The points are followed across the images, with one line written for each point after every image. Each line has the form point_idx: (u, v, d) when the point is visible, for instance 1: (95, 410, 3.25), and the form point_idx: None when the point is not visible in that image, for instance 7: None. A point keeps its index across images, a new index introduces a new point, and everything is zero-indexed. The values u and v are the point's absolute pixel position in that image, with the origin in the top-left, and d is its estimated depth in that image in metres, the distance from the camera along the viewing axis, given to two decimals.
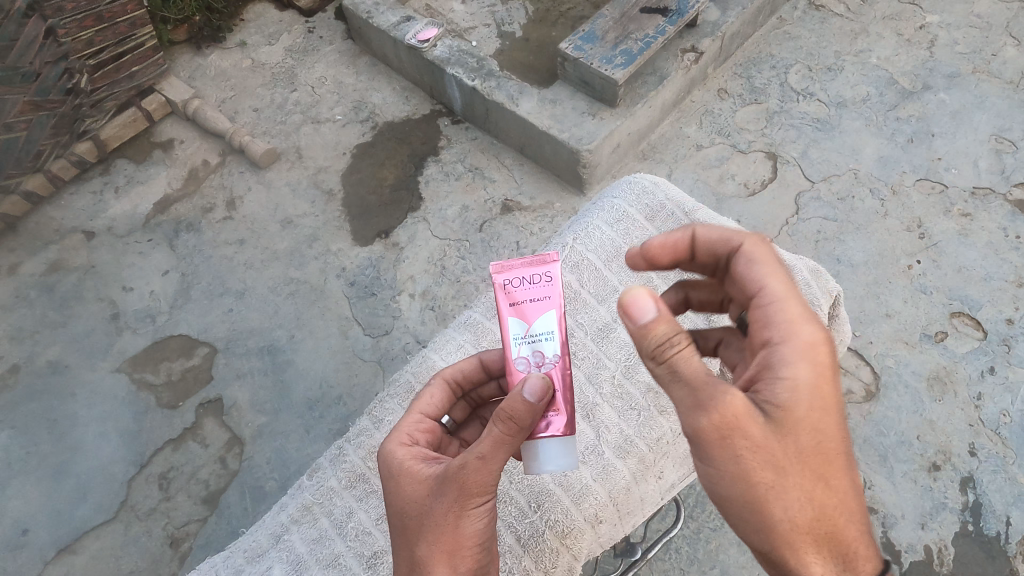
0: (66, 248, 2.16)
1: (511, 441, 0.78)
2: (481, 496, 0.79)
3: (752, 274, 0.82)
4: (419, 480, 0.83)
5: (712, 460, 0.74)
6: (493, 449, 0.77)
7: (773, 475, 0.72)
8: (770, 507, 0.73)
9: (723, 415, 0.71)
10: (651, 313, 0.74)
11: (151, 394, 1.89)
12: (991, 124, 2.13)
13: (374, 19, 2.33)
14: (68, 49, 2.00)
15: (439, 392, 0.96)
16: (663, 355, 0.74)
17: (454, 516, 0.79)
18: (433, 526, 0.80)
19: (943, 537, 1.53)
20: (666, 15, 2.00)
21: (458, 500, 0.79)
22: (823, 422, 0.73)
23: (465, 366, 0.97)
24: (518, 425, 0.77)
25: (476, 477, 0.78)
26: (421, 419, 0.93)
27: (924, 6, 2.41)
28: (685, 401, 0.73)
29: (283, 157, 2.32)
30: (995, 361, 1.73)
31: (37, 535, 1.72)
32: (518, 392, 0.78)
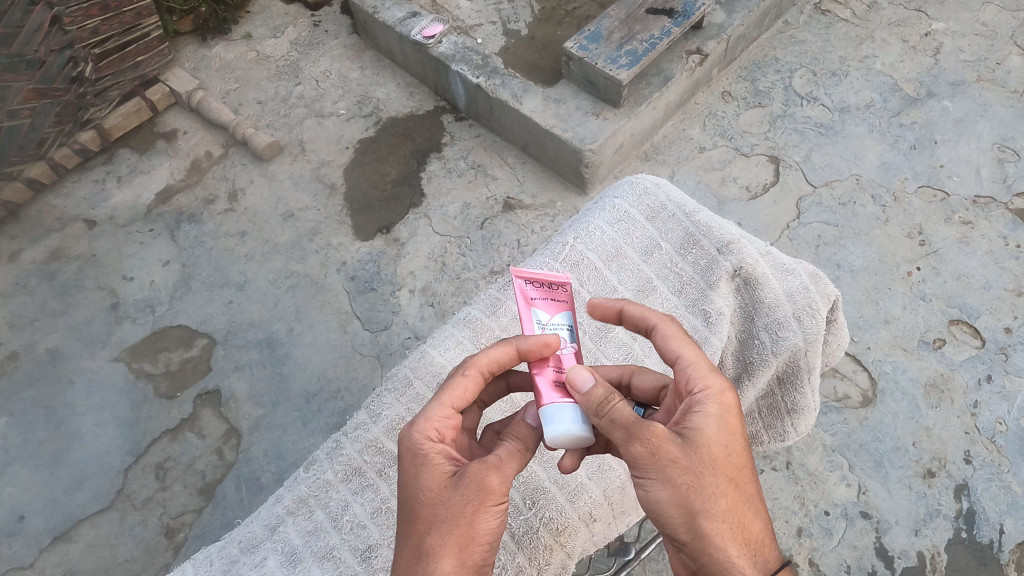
0: (67, 236, 2.16)
1: (522, 456, 0.87)
2: (499, 499, 0.83)
3: (669, 349, 0.90)
4: (440, 474, 0.84)
5: (648, 477, 0.81)
6: (511, 458, 0.85)
7: (690, 490, 0.80)
8: (695, 512, 0.80)
9: (649, 441, 0.81)
10: (588, 386, 0.82)
11: (149, 384, 1.89)
12: (994, 133, 2.13)
13: (380, 14, 2.33)
14: (73, 38, 2.00)
15: (472, 383, 0.90)
16: (604, 411, 0.80)
17: (471, 513, 0.81)
18: (449, 516, 0.81)
19: (936, 544, 1.53)
20: (672, 16, 2.00)
21: (479, 495, 0.82)
22: (730, 439, 0.84)
23: (502, 357, 0.88)
24: (526, 446, 0.87)
25: (497, 480, 0.83)
26: (448, 414, 0.89)
27: (930, 13, 2.41)
28: (620, 437, 0.81)
29: (286, 150, 2.32)
30: (992, 369, 1.73)
31: (33, 522, 1.72)
32: (522, 418, 0.89)
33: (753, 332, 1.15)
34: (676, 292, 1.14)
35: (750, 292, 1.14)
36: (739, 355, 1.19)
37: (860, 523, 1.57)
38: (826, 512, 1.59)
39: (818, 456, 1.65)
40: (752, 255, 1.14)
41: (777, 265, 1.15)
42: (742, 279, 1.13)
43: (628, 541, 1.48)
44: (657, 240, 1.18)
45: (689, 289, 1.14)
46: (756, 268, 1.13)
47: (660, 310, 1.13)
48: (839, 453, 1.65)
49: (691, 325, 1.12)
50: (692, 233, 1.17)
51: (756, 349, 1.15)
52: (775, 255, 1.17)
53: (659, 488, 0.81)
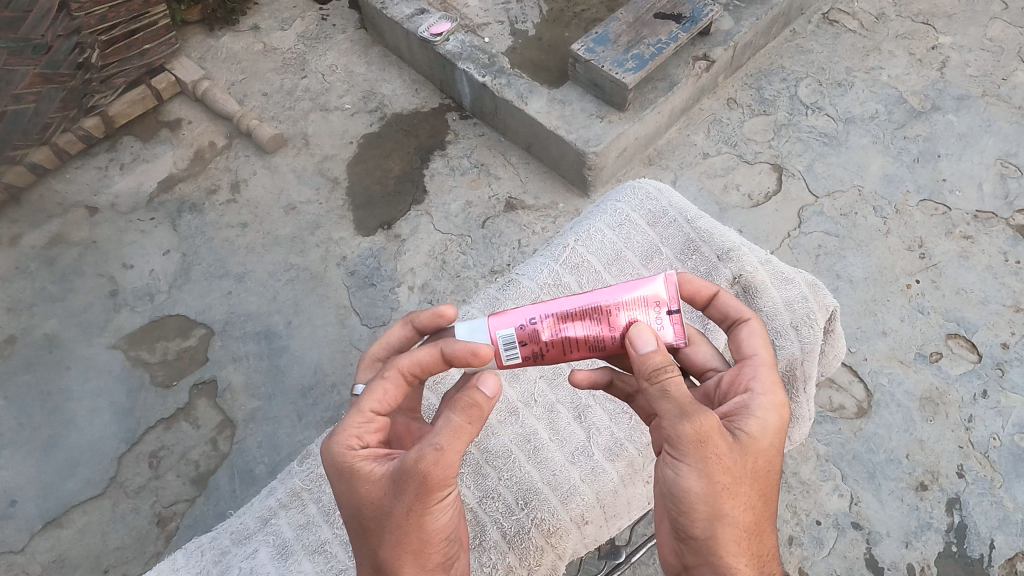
0: (68, 222, 2.16)
1: (468, 431, 0.81)
2: (442, 488, 0.81)
3: (698, 358, 0.97)
4: (375, 481, 0.84)
5: (686, 462, 0.80)
6: (452, 440, 0.79)
7: (726, 488, 0.80)
8: (723, 510, 0.81)
9: (703, 433, 0.78)
10: (648, 348, 0.80)
11: (145, 372, 1.89)
12: (998, 148, 2.13)
13: (388, 10, 2.33)
14: (81, 24, 1.99)
15: (394, 386, 0.88)
16: (659, 376, 0.78)
17: (419, 515, 0.81)
18: (394, 526, 0.82)
19: (927, 557, 1.54)
20: (679, 22, 2.00)
21: (418, 497, 0.80)
22: (772, 456, 0.85)
23: (422, 356, 0.87)
24: (475, 414, 0.80)
25: (438, 474, 0.80)
26: (369, 418, 0.88)
27: (938, 27, 2.41)
28: (671, 414, 0.79)
29: (290, 143, 2.32)
30: (988, 384, 1.73)
31: (25, 507, 1.72)
32: (476, 386, 0.80)
33: None
34: None
35: (748, 299, 1.14)
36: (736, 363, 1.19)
37: (851, 533, 1.57)
38: (818, 522, 1.59)
39: (811, 465, 1.66)
40: (752, 264, 1.14)
41: (776, 274, 1.16)
42: (742, 286, 1.14)
43: (618, 544, 1.48)
44: (658, 245, 1.18)
45: None
46: (755, 276, 1.13)
47: None
48: (833, 464, 1.65)
49: None
50: (693, 239, 1.17)
51: None
52: (775, 265, 1.17)
53: (693, 477, 0.80)
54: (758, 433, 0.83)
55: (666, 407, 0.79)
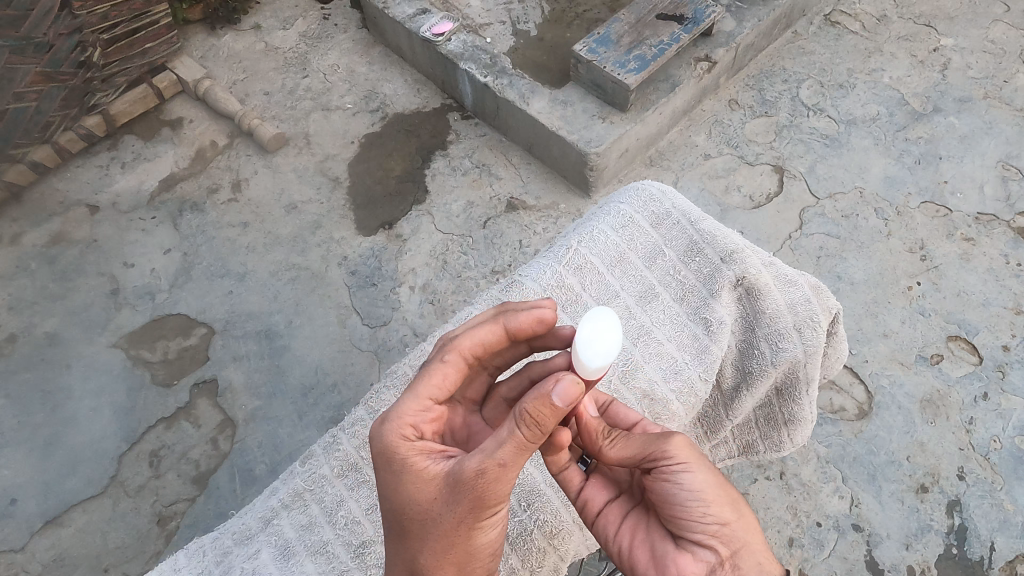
0: (69, 221, 2.16)
1: (530, 448, 0.79)
2: (496, 505, 0.81)
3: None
4: (429, 485, 0.83)
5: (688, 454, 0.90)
6: (515, 456, 0.78)
7: (722, 476, 0.91)
8: (731, 491, 0.90)
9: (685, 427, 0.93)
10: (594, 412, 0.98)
11: (146, 371, 1.89)
12: (1000, 150, 2.13)
13: (390, 9, 2.33)
14: (83, 23, 1.99)
15: (454, 367, 0.92)
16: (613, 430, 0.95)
17: (469, 528, 0.82)
18: (438, 534, 0.82)
19: (927, 559, 1.54)
20: (682, 23, 2.00)
21: (472, 510, 0.80)
22: None
23: (479, 333, 0.93)
24: (540, 432, 0.79)
25: (496, 489, 0.79)
26: (428, 405, 0.90)
27: (940, 29, 2.41)
28: (650, 436, 0.90)
29: (292, 143, 2.32)
30: (989, 387, 1.74)
31: (25, 505, 1.72)
32: (547, 394, 0.78)
33: (752, 342, 1.15)
34: (678, 299, 1.15)
35: (751, 302, 1.14)
36: (738, 365, 1.19)
37: (851, 535, 1.57)
38: (818, 524, 1.59)
39: (812, 467, 1.66)
40: (756, 266, 1.14)
41: (779, 276, 1.16)
42: (745, 288, 1.13)
43: None
44: (661, 246, 1.18)
45: (692, 297, 1.14)
46: (759, 278, 1.13)
47: (661, 317, 1.13)
48: (833, 465, 1.65)
49: (692, 332, 1.12)
50: (696, 241, 1.17)
51: (755, 359, 1.15)
52: (778, 267, 1.17)
53: (700, 472, 0.88)
54: None
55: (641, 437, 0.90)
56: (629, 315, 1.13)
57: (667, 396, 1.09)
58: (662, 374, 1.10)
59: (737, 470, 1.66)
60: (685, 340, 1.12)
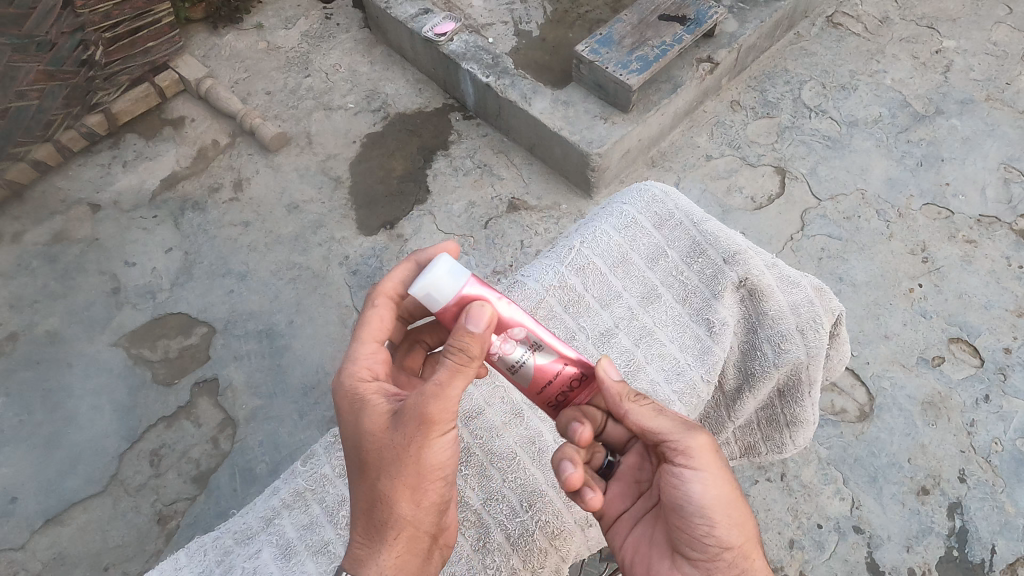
0: (71, 219, 2.16)
1: (465, 370, 0.84)
2: (443, 424, 0.84)
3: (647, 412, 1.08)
4: (378, 413, 0.87)
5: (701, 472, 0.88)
6: (450, 375, 0.83)
7: (738, 494, 0.91)
8: (741, 513, 0.90)
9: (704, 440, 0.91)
10: (617, 375, 0.94)
11: (147, 370, 1.89)
12: (1002, 152, 2.13)
13: (392, 9, 2.33)
14: (85, 21, 1.98)
15: (386, 311, 0.99)
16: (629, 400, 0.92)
17: (416, 449, 0.84)
18: (392, 459, 0.84)
19: (928, 561, 1.54)
20: (684, 24, 2.00)
21: (419, 430, 0.83)
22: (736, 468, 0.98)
23: (402, 276, 1.01)
24: (469, 354, 0.84)
25: (438, 407, 0.83)
26: (376, 348, 0.96)
27: (942, 31, 2.41)
28: (677, 425, 0.90)
29: (293, 142, 2.32)
30: (990, 389, 1.73)
31: (25, 504, 1.72)
32: (463, 324, 0.85)
33: (755, 344, 1.15)
34: (680, 300, 1.15)
35: (754, 303, 1.14)
36: (741, 366, 1.19)
37: (852, 537, 1.57)
38: (819, 526, 1.59)
39: (813, 468, 1.65)
40: (759, 267, 1.14)
41: (782, 278, 1.16)
42: (748, 290, 1.13)
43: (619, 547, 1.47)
44: (663, 247, 1.18)
45: (694, 298, 1.14)
46: (762, 280, 1.13)
47: (664, 318, 1.14)
48: (834, 467, 1.65)
49: (694, 334, 1.12)
50: (699, 242, 1.16)
51: (758, 360, 1.15)
52: (781, 268, 1.17)
53: (714, 483, 0.88)
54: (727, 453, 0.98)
55: (668, 421, 0.91)
56: (631, 316, 1.13)
57: (670, 398, 1.08)
58: (665, 376, 1.10)
59: (738, 472, 1.65)
60: (687, 342, 1.12)
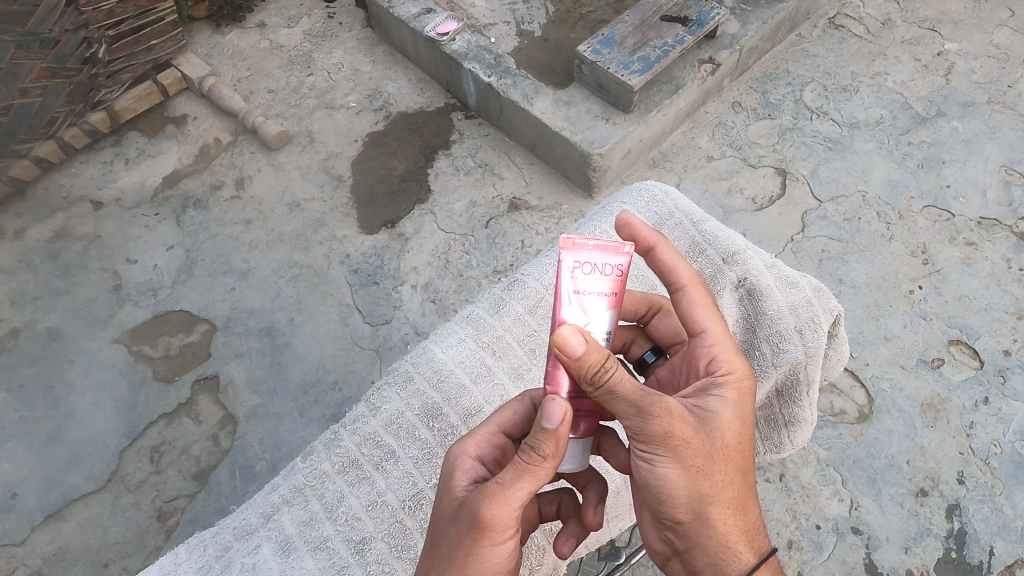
0: (73, 216, 2.17)
1: (531, 473, 0.80)
2: (499, 528, 0.80)
3: (693, 318, 0.95)
4: (451, 498, 0.85)
5: (660, 456, 0.83)
6: (513, 479, 0.80)
7: (699, 473, 0.84)
8: (701, 494, 0.85)
9: (664, 419, 0.81)
10: (581, 350, 0.76)
11: (148, 367, 1.90)
12: (1003, 155, 2.13)
13: (394, 8, 2.34)
14: (89, 19, 1.99)
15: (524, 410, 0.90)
16: (600, 378, 0.77)
17: (470, 552, 0.81)
18: (447, 550, 0.82)
19: (925, 563, 1.54)
20: (686, 25, 2.01)
21: (473, 529, 0.80)
22: (739, 428, 0.87)
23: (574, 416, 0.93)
24: (541, 454, 0.79)
25: (496, 512, 0.79)
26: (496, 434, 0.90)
27: (944, 33, 2.41)
28: (628, 411, 0.81)
29: (295, 140, 2.33)
30: (989, 391, 1.74)
31: (25, 499, 1.72)
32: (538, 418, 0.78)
33: (753, 343, 1.15)
34: None
35: (752, 303, 1.14)
36: None
37: (851, 538, 1.57)
38: (817, 527, 1.59)
39: (812, 469, 1.66)
40: (757, 267, 1.14)
41: (780, 278, 1.16)
42: (746, 289, 1.14)
43: (618, 545, 1.48)
44: None
45: None
46: (760, 279, 1.13)
47: None
48: (833, 468, 1.65)
49: None
50: (698, 243, 1.17)
51: (756, 359, 1.16)
52: (780, 269, 1.18)
53: (663, 469, 0.83)
54: (724, 419, 0.86)
55: (622, 406, 0.81)
56: None
57: None
58: None
59: None
60: None
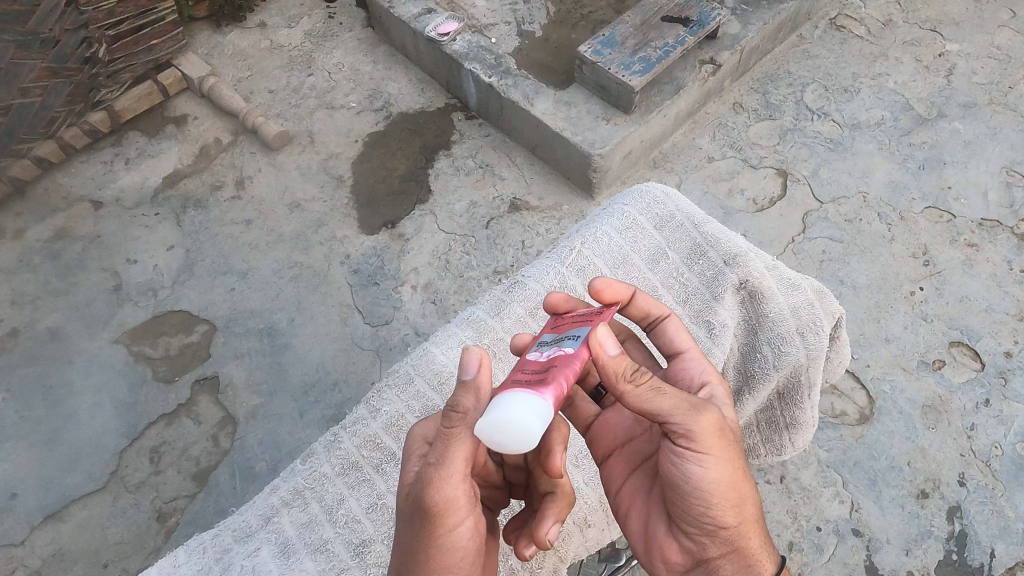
0: (73, 216, 2.17)
1: (460, 443, 0.77)
2: (448, 510, 0.78)
3: (676, 339, 0.99)
4: (401, 488, 0.82)
5: (713, 454, 0.80)
6: (445, 456, 0.77)
7: (741, 474, 0.84)
8: (743, 495, 0.84)
9: (715, 416, 0.81)
10: (614, 350, 0.80)
11: (147, 367, 1.90)
12: (1004, 156, 2.13)
13: (395, 9, 2.33)
14: (89, 19, 1.99)
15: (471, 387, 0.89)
16: (636, 373, 0.81)
17: (426, 539, 0.79)
18: (407, 542, 0.80)
19: (926, 564, 1.54)
20: (687, 25, 2.00)
21: (421, 517, 0.78)
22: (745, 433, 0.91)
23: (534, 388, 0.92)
24: (462, 416, 0.77)
25: (438, 495, 0.77)
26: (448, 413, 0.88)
27: (945, 34, 2.41)
28: (682, 406, 0.80)
29: (296, 141, 2.32)
30: (991, 394, 1.73)
31: (25, 500, 1.72)
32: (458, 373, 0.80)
33: (755, 345, 1.15)
34: (680, 301, 1.14)
35: (754, 305, 1.14)
36: (741, 368, 1.19)
37: (851, 540, 1.57)
38: (818, 528, 1.59)
39: (812, 471, 1.65)
40: (759, 269, 1.14)
41: (783, 280, 1.16)
42: (748, 292, 1.13)
43: (618, 547, 1.47)
44: (664, 249, 1.18)
45: (695, 299, 1.14)
46: (762, 281, 1.13)
47: None
48: (834, 470, 1.65)
49: (694, 336, 1.12)
50: (700, 245, 1.17)
51: (758, 362, 1.15)
52: (782, 271, 1.17)
53: (716, 468, 0.81)
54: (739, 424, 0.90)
55: (670, 402, 0.80)
56: None
57: None
58: None
59: None
60: None
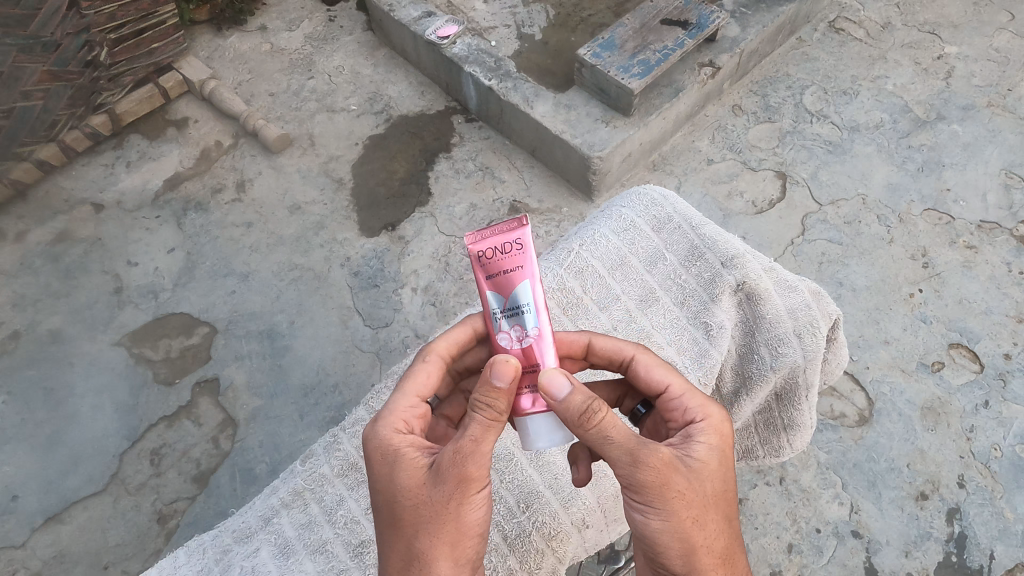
0: (74, 219, 2.17)
1: (498, 425, 0.81)
2: (479, 481, 0.81)
3: (653, 379, 0.94)
4: (416, 469, 0.83)
5: (653, 507, 0.81)
6: (484, 433, 0.80)
7: (694, 522, 0.82)
8: (694, 545, 0.82)
9: (657, 469, 0.80)
10: (564, 392, 0.82)
11: (148, 369, 1.90)
12: (1003, 159, 2.13)
13: (395, 12, 2.34)
14: (90, 22, 1.99)
15: (435, 370, 0.94)
16: (588, 418, 0.81)
17: (457, 506, 0.80)
18: (431, 517, 0.80)
19: (926, 566, 1.54)
20: (686, 28, 2.01)
21: (459, 486, 0.80)
22: (723, 473, 0.86)
23: (459, 337, 0.96)
24: (498, 410, 0.80)
25: (475, 466, 0.80)
26: (416, 402, 0.91)
27: (944, 36, 2.42)
28: (624, 461, 0.80)
29: (296, 143, 2.33)
30: (990, 395, 1.73)
31: (26, 502, 1.73)
32: (487, 378, 0.81)
33: (752, 347, 1.16)
34: (677, 303, 1.15)
35: (751, 307, 1.14)
36: (739, 369, 1.20)
37: (851, 542, 1.57)
38: (818, 530, 1.59)
39: (812, 473, 1.65)
40: (756, 271, 1.14)
41: (780, 282, 1.16)
42: (745, 293, 1.14)
43: (617, 549, 1.47)
44: (662, 251, 1.18)
45: (692, 301, 1.15)
46: (759, 283, 1.13)
47: (661, 321, 1.14)
48: (833, 472, 1.65)
49: (692, 337, 1.13)
50: (697, 247, 1.17)
51: (755, 363, 1.16)
52: (780, 272, 1.17)
53: (660, 522, 0.81)
54: (712, 469, 0.85)
55: (615, 452, 0.81)
56: (629, 318, 1.14)
57: None
58: None
59: (737, 475, 1.66)
60: (685, 345, 1.13)
